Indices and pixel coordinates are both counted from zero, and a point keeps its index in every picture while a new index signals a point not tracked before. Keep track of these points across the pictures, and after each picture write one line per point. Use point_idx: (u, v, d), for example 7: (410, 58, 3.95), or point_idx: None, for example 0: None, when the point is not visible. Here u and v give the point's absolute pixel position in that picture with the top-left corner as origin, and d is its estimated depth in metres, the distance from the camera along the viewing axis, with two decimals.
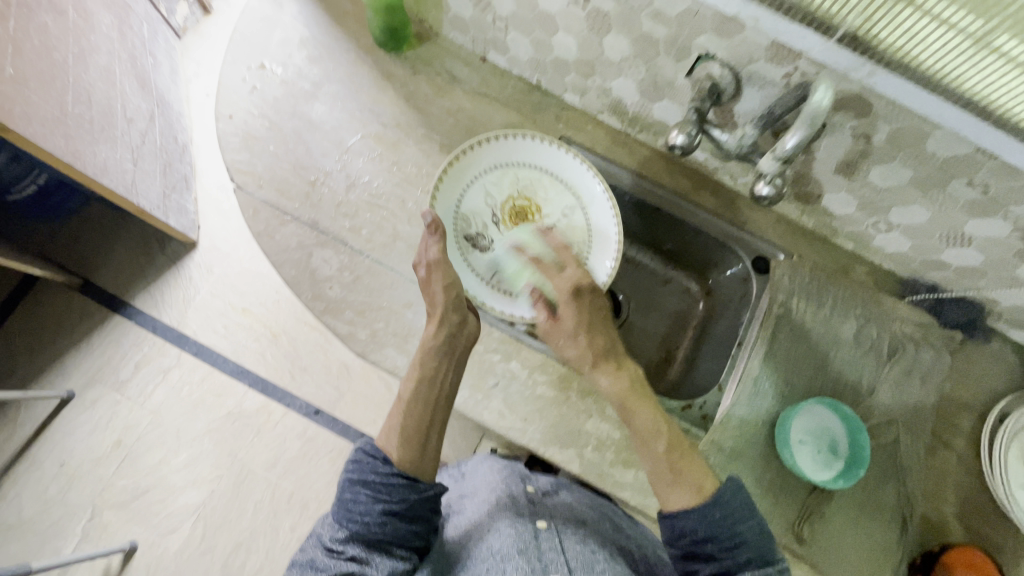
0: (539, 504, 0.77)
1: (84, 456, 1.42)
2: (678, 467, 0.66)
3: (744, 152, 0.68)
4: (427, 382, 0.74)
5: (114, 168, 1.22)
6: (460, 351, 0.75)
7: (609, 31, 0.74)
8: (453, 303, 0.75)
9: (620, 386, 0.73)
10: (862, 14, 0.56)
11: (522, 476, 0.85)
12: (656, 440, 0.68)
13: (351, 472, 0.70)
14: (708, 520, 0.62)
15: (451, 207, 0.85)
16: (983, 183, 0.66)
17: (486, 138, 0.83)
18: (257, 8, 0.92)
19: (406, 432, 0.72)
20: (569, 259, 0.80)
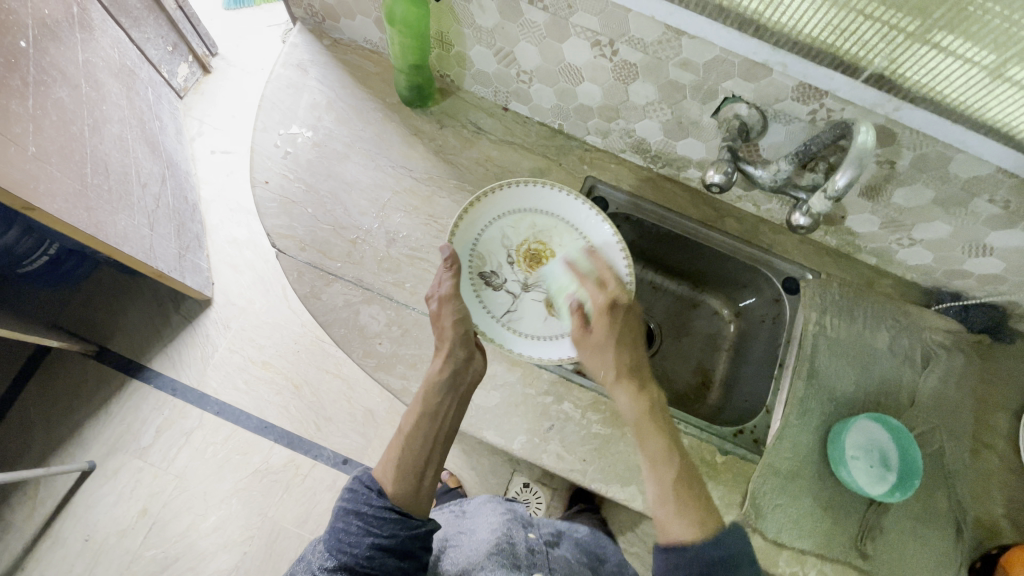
0: (539, 556, 0.79)
1: (109, 528, 1.38)
2: (684, 498, 0.66)
3: (779, 186, 0.71)
4: (430, 419, 0.74)
5: (134, 235, 1.22)
6: (462, 390, 0.76)
7: (635, 79, 0.78)
8: (461, 338, 0.77)
9: (638, 404, 0.74)
10: (887, 55, 0.60)
11: (523, 524, 0.85)
12: (664, 466, 0.69)
13: (345, 501, 0.72)
14: (705, 557, 0.62)
15: (468, 245, 0.86)
16: (1004, 200, 0.71)
17: (504, 184, 0.85)
18: (283, 76, 0.96)
19: (403, 465, 0.73)
20: (611, 277, 0.82)
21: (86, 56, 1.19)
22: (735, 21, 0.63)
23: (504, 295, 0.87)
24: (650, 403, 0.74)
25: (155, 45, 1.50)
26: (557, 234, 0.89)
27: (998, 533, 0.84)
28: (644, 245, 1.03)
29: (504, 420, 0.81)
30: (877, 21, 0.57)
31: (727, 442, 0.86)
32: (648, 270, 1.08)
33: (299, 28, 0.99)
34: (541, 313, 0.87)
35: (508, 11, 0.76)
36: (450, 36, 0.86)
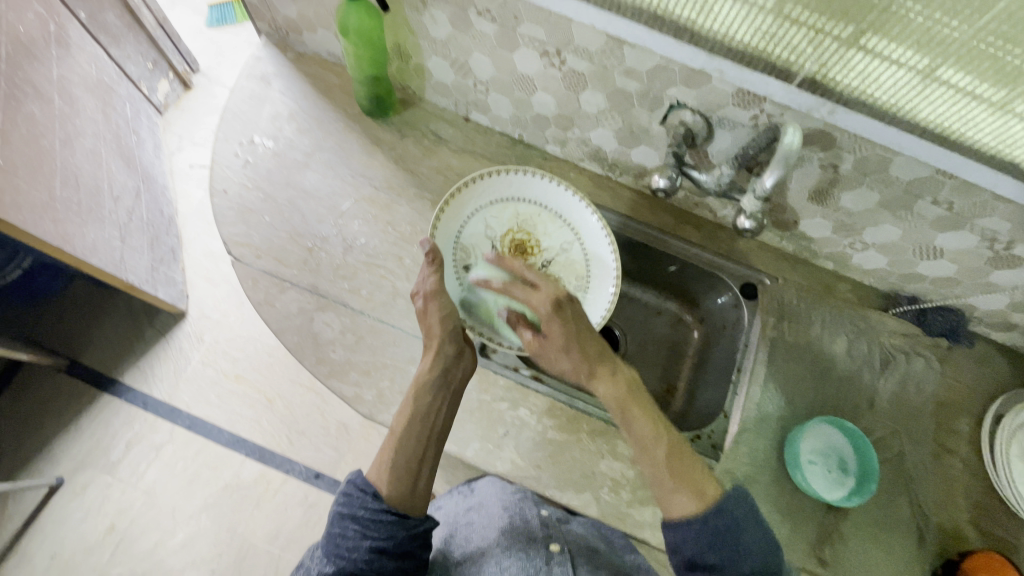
0: (552, 528, 0.80)
1: (76, 545, 1.35)
2: (677, 471, 0.67)
3: (724, 190, 0.72)
4: (421, 418, 0.74)
5: (104, 248, 1.20)
6: (453, 387, 0.76)
7: (586, 88, 0.79)
8: (451, 333, 0.77)
9: (619, 386, 0.75)
10: (817, 60, 0.62)
11: (534, 501, 0.85)
12: (653, 445, 0.70)
13: (341, 505, 0.71)
14: (708, 531, 0.62)
15: (452, 238, 0.88)
16: (947, 201, 0.71)
17: (486, 173, 0.87)
18: (245, 87, 0.97)
19: (397, 465, 0.72)
20: (541, 280, 0.82)
21: (62, 72, 1.19)
22: (671, 29, 0.65)
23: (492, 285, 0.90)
24: (625, 387, 0.75)
25: (135, 61, 1.50)
26: (541, 222, 0.92)
27: (964, 541, 0.83)
28: None
29: (458, 426, 0.81)
30: (804, 25, 0.59)
31: None
32: None
33: (264, 42, 1.00)
34: None
35: (460, 23, 0.78)
36: (408, 48, 0.88)
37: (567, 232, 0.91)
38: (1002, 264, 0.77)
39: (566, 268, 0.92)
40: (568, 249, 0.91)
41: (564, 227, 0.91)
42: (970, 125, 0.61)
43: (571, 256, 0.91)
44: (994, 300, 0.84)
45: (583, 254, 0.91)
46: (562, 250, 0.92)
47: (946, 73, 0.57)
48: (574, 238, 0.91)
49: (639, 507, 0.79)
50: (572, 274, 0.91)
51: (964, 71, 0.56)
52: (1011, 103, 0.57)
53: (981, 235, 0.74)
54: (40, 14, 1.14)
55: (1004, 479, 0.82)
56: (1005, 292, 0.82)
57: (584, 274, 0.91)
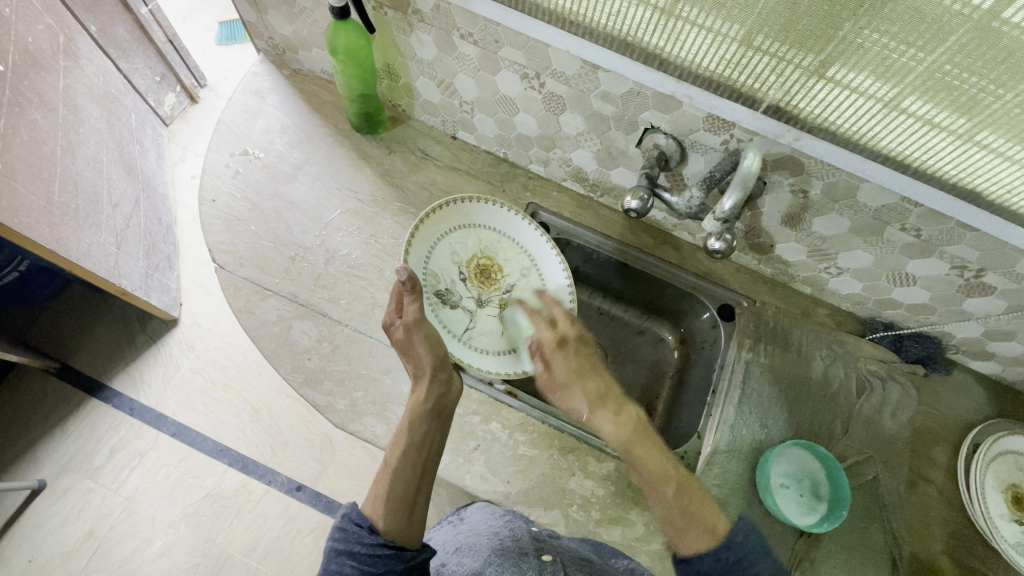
0: (546, 543, 0.70)
1: (53, 550, 1.34)
2: (690, 510, 0.67)
3: (694, 212, 0.74)
4: (417, 448, 0.72)
5: (98, 253, 1.22)
6: (446, 415, 0.75)
7: (564, 110, 0.82)
8: (439, 361, 0.76)
9: (625, 421, 0.76)
10: (781, 87, 0.64)
11: (524, 518, 0.75)
12: (662, 482, 0.69)
13: (336, 541, 0.66)
14: (722, 564, 0.63)
15: (421, 265, 0.86)
16: (915, 228, 0.72)
17: (456, 200, 0.88)
18: (241, 101, 1.01)
19: (391, 498, 0.68)
20: (559, 315, 0.85)
21: (67, 82, 1.22)
22: (642, 56, 0.68)
23: (460, 313, 0.90)
24: (629, 427, 0.75)
25: (143, 74, 1.53)
26: (501, 248, 0.93)
27: None
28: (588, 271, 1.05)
29: None
30: (767, 54, 0.61)
31: None
32: (594, 296, 1.09)
33: (262, 59, 1.04)
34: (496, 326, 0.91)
35: (444, 45, 0.81)
36: (396, 67, 0.91)
37: (526, 259, 0.93)
38: (974, 292, 0.77)
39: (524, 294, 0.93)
40: (527, 276, 0.93)
41: (522, 253, 0.93)
42: (933, 155, 0.63)
43: (529, 281, 0.93)
44: (970, 329, 0.84)
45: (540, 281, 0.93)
46: (522, 276, 0.93)
47: (907, 102, 0.59)
48: (533, 264, 0.93)
49: (608, 525, 0.79)
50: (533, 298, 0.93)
51: (924, 101, 0.58)
52: (973, 131, 0.58)
53: (951, 263, 0.74)
54: (49, 27, 1.18)
55: (978, 505, 0.80)
56: (980, 320, 0.82)
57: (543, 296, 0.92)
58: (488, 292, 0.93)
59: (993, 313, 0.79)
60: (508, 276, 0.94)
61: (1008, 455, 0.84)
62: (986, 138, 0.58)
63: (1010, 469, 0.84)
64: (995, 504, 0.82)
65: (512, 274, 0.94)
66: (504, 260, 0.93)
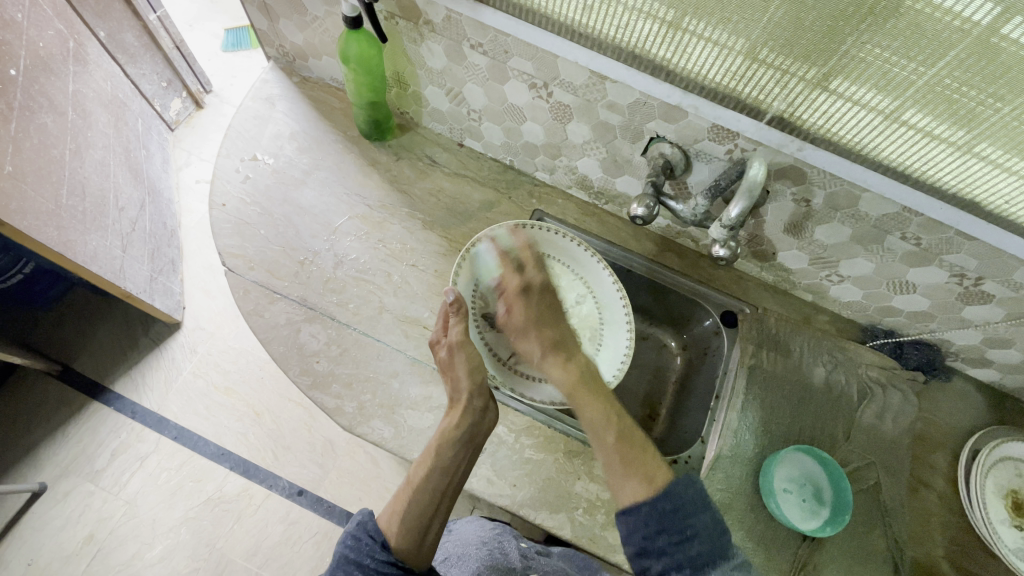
0: (532, 560, 0.80)
1: (52, 554, 1.33)
2: (627, 462, 0.65)
3: (699, 220, 0.76)
4: (443, 472, 0.71)
5: (104, 255, 1.22)
6: (477, 444, 0.75)
7: (571, 119, 0.83)
8: (478, 387, 0.77)
9: (569, 373, 0.77)
10: (785, 99, 0.66)
11: (513, 533, 0.85)
12: (602, 430, 0.69)
13: (345, 549, 0.64)
14: (658, 514, 0.60)
15: (472, 287, 0.89)
16: (915, 236, 0.74)
17: (516, 224, 0.88)
18: (251, 108, 1.02)
19: (408, 518, 0.67)
20: (529, 258, 0.85)
21: (76, 86, 1.23)
22: (649, 67, 0.70)
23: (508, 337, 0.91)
24: (577, 373, 0.76)
25: (150, 80, 1.55)
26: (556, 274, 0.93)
27: None
28: None
29: None
30: (771, 67, 0.63)
31: None
32: None
33: (272, 66, 1.06)
34: None
35: (453, 55, 0.83)
36: (406, 76, 0.92)
37: (580, 285, 0.93)
38: (973, 300, 0.79)
39: (579, 321, 0.93)
40: (581, 303, 0.93)
41: (577, 279, 0.93)
42: (933, 165, 0.64)
43: (583, 309, 0.93)
44: (968, 336, 0.86)
45: (595, 310, 0.92)
46: (577, 302, 0.93)
47: (908, 114, 0.60)
48: (588, 291, 0.93)
49: (613, 529, 0.79)
50: (587, 325, 0.92)
51: (924, 113, 0.60)
52: (972, 143, 0.60)
53: (950, 271, 0.76)
54: (60, 32, 1.19)
55: (978, 513, 0.81)
56: (978, 328, 0.83)
57: (596, 325, 0.92)
58: None
59: (991, 320, 0.81)
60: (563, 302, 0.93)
61: (1008, 461, 0.85)
62: (984, 150, 0.59)
63: (1010, 475, 0.85)
64: (996, 511, 0.82)
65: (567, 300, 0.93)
66: (558, 286, 0.93)
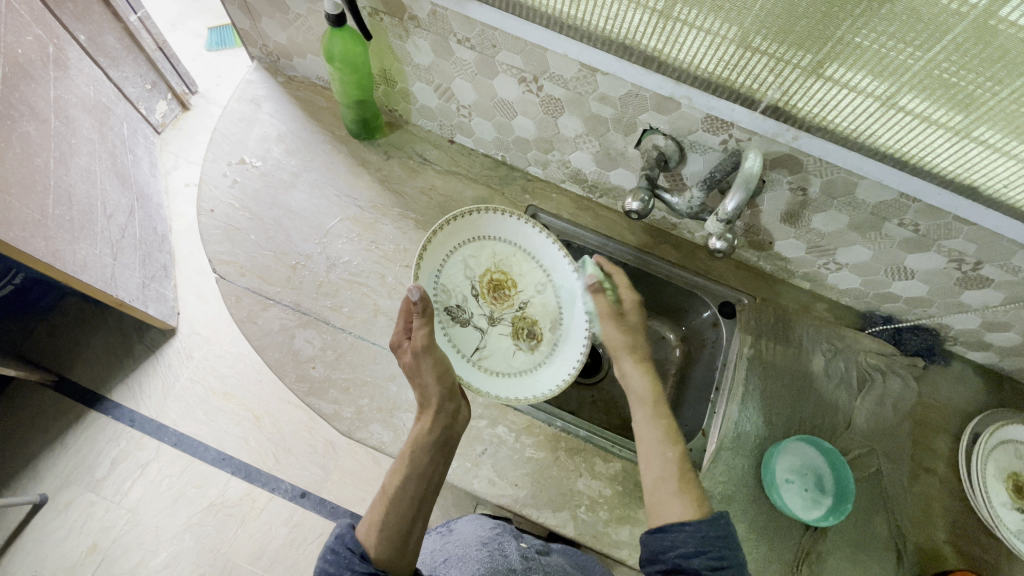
0: (532, 561, 0.77)
1: (57, 565, 1.32)
2: (684, 481, 0.68)
3: (695, 212, 0.76)
4: (418, 478, 0.70)
5: (94, 264, 1.20)
6: (451, 447, 0.74)
7: (563, 113, 0.82)
8: (444, 391, 0.75)
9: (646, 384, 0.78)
10: (779, 88, 0.65)
11: (514, 535, 0.83)
12: (666, 446, 0.71)
13: (327, 564, 0.63)
14: (700, 536, 0.63)
15: (432, 282, 0.87)
16: (913, 223, 0.73)
17: (459, 214, 0.86)
18: (236, 110, 1.00)
19: (386, 526, 0.66)
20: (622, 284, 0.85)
21: (58, 93, 1.20)
22: (641, 58, 0.68)
23: (471, 331, 0.89)
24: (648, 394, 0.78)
25: (133, 83, 1.52)
26: (516, 262, 0.92)
27: (939, 560, 0.82)
28: None
29: None
30: (764, 54, 0.62)
31: None
32: None
33: (256, 66, 1.03)
34: (507, 346, 0.89)
35: (441, 51, 0.81)
36: (393, 73, 0.91)
37: (540, 273, 0.92)
38: (972, 284, 0.78)
39: (540, 311, 0.92)
40: (542, 292, 0.92)
41: (537, 267, 0.92)
42: (930, 151, 0.63)
43: (545, 298, 0.92)
44: (967, 321, 0.85)
45: (556, 299, 0.92)
46: (536, 292, 0.92)
47: (904, 99, 0.59)
48: (547, 280, 0.92)
49: (616, 525, 0.79)
50: (545, 316, 0.92)
51: (921, 98, 0.59)
52: (970, 127, 0.59)
53: (949, 256, 0.75)
54: (39, 37, 1.16)
55: (980, 498, 0.81)
56: (976, 313, 0.83)
57: (555, 316, 0.91)
58: (500, 308, 0.91)
59: (991, 304, 0.80)
60: (522, 291, 0.92)
61: (1008, 443, 0.85)
62: (983, 133, 0.58)
63: (1009, 457, 0.84)
64: (998, 495, 0.82)
65: (527, 289, 0.92)
66: (518, 276, 0.92)
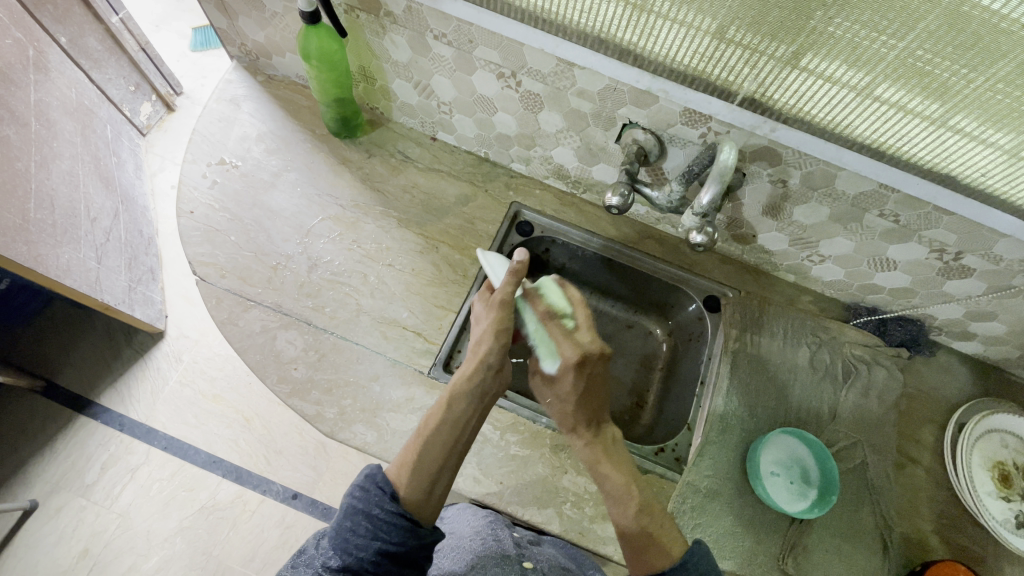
0: (525, 550, 0.73)
1: (47, 571, 1.30)
2: (653, 524, 0.65)
3: (675, 207, 0.76)
4: (452, 426, 0.69)
5: (78, 268, 1.17)
6: (486, 402, 0.72)
7: (542, 108, 0.82)
8: (498, 346, 0.73)
9: (597, 444, 0.73)
10: (755, 79, 0.64)
11: (506, 524, 0.79)
12: (620, 503, 0.67)
13: (355, 501, 0.61)
14: None
15: None
16: (893, 214, 0.73)
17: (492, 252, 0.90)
18: (216, 110, 1.00)
19: (417, 468, 0.64)
20: (583, 322, 0.77)
21: (38, 96, 1.18)
22: (617, 52, 0.68)
23: None
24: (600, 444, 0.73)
25: (116, 84, 1.50)
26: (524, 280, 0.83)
27: (925, 549, 0.82)
28: (573, 267, 1.04)
29: None
30: (740, 45, 0.61)
31: (649, 460, 0.86)
32: (582, 293, 1.08)
33: (235, 66, 1.03)
34: None
35: (418, 47, 0.80)
36: (372, 70, 0.90)
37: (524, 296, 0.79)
38: (954, 274, 0.78)
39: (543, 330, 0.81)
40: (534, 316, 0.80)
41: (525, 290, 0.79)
42: (906, 141, 0.63)
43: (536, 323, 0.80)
44: (951, 310, 0.85)
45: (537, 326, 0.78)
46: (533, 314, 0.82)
47: (880, 89, 0.59)
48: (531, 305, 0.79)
49: (602, 521, 0.79)
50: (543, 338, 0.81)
51: (897, 88, 0.58)
52: (946, 116, 0.58)
53: (931, 247, 0.75)
54: (19, 40, 1.14)
55: (965, 489, 0.82)
56: (960, 302, 0.83)
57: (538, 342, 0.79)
58: None
59: (974, 294, 0.80)
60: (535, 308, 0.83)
61: (994, 433, 0.85)
62: (960, 122, 0.58)
63: (996, 447, 0.85)
64: (983, 484, 0.82)
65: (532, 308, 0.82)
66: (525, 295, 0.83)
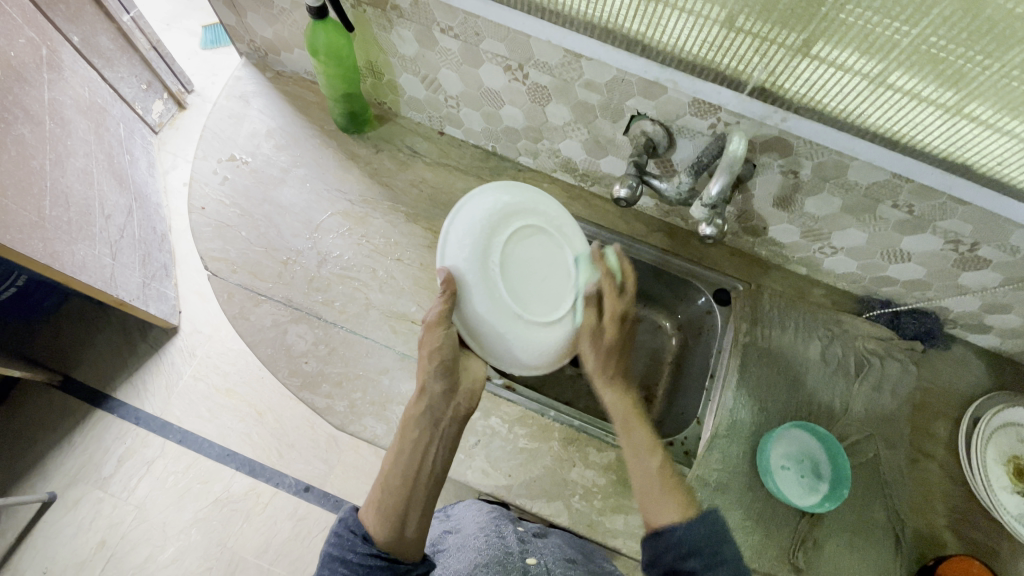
0: (529, 543, 0.73)
1: (67, 561, 1.33)
2: (668, 485, 0.64)
3: (684, 198, 0.75)
4: (413, 457, 0.69)
5: (93, 265, 1.19)
6: (443, 424, 0.72)
7: (550, 101, 0.81)
8: (438, 368, 0.72)
9: (626, 404, 0.74)
10: (765, 69, 0.63)
11: (510, 519, 0.80)
12: (645, 455, 0.68)
13: (331, 548, 0.62)
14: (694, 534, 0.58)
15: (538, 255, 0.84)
16: (907, 204, 0.71)
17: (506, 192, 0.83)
18: (225, 106, 1.00)
19: (384, 507, 0.65)
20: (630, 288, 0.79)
21: (52, 95, 1.19)
22: (623, 42, 0.67)
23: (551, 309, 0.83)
24: (632, 403, 0.74)
25: (128, 83, 1.52)
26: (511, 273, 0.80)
27: (938, 545, 0.81)
28: None
29: None
30: (749, 34, 0.61)
31: None
32: None
33: (244, 63, 1.03)
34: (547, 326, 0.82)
35: (424, 41, 0.80)
36: (379, 65, 0.90)
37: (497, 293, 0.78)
38: (969, 266, 0.77)
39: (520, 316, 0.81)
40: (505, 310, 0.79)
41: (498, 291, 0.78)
42: (921, 129, 0.62)
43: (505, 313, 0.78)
44: (967, 303, 0.84)
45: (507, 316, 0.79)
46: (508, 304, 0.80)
47: (893, 76, 0.58)
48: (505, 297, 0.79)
49: (611, 515, 0.79)
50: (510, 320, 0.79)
51: (910, 75, 0.57)
52: (961, 104, 0.57)
53: (946, 238, 0.74)
54: (32, 39, 1.15)
55: (980, 483, 0.80)
56: (976, 295, 0.81)
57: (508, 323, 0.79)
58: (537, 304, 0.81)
59: (989, 286, 0.79)
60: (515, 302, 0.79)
61: (1010, 428, 0.84)
62: (976, 110, 0.57)
63: (1011, 442, 0.83)
64: (998, 479, 0.81)
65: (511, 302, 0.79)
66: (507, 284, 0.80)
